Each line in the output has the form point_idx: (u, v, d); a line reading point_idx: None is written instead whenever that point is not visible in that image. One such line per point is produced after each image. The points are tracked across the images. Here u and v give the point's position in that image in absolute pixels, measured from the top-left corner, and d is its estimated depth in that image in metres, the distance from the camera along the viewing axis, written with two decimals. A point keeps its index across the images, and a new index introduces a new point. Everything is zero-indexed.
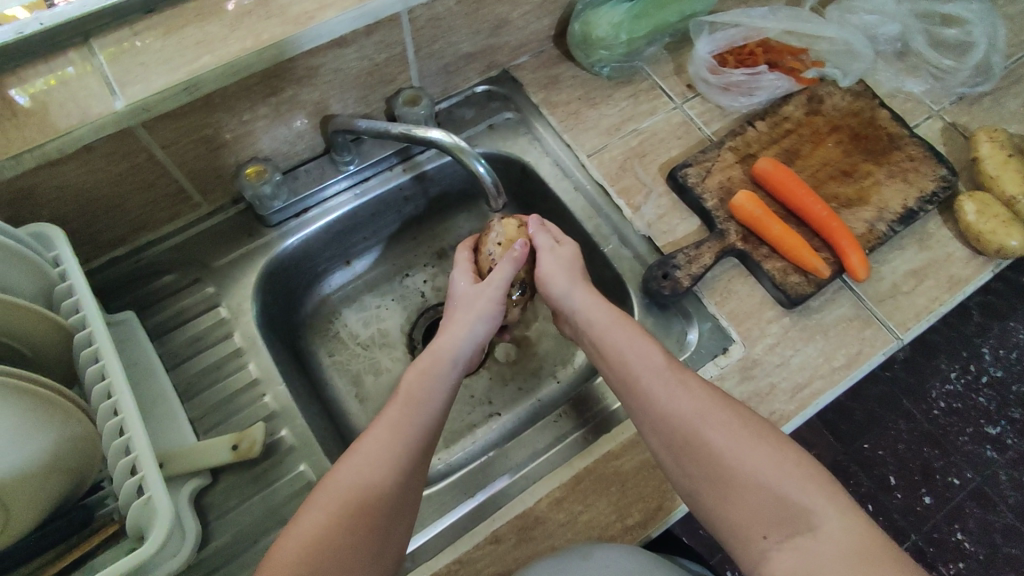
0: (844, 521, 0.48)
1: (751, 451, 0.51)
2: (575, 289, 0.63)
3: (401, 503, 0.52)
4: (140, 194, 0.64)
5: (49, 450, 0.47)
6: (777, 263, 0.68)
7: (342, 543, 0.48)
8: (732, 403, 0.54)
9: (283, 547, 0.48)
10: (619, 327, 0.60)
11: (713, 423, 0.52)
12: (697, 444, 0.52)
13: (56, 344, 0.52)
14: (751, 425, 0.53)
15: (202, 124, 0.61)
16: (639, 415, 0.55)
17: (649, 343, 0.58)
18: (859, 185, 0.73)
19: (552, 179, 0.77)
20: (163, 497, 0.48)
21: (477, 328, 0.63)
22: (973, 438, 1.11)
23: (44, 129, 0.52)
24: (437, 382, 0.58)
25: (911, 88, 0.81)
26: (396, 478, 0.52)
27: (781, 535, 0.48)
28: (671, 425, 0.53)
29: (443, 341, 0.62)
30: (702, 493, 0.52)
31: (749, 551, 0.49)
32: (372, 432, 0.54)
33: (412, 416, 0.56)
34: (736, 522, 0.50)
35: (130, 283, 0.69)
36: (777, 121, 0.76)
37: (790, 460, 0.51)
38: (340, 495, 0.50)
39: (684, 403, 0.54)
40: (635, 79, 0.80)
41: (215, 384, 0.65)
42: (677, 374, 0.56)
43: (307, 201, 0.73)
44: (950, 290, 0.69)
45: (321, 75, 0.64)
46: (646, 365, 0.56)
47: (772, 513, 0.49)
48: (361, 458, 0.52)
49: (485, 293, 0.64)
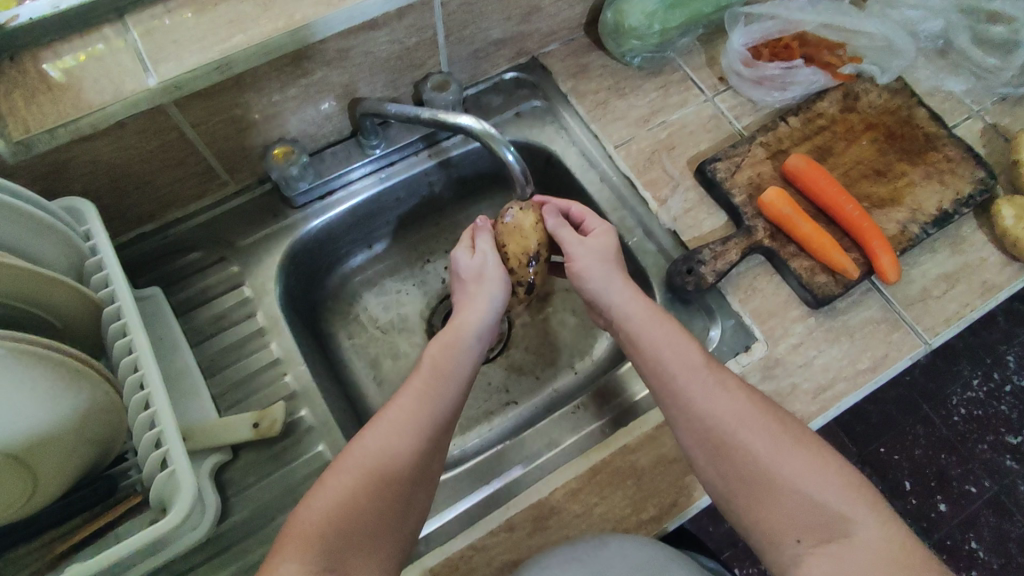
0: (881, 529, 0.48)
1: (788, 456, 0.51)
2: (615, 280, 0.60)
3: (424, 474, 0.53)
4: (170, 172, 0.64)
5: (76, 421, 0.48)
6: (804, 262, 0.67)
7: (368, 508, 0.49)
8: (771, 406, 0.54)
9: (309, 509, 0.49)
10: (657, 324, 0.57)
11: (752, 427, 0.52)
12: (733, 446, 0.52)
13: (85, 318, 0.52)
14: (789, 429, 0.52)
15: (233, 103, 0.61)
16: (674, 413, 0.54)
17: (686, 340, 0.57)
18: (893, 186, 0.71)
19: (577, 170, 0.76)
20: (186, 472, 0.49)
21: (494, 297, 0.61)
22: (992, 446, 1.09)
23: (78, 105, 0.52)
24: (463, 355, 0.58)
25: (951, 87, 0.78)
26: (423, 452, 0.53)
27: (814, 541, 0.49)
28: (707, 427, 0.52)
29: (463, 314, 0.60)
30: (735, 493, 0.51)
31: (780, 554, 0.50)
32: (397, 403, 0.55)
33: (439, 390, 0.56)
34: (769, 526, 0.50)
35: (157, 259, 0.70)
36: (811, 117, 0.75)
37: (829, 466, 0.51)
38: (364, 461, 0.51)
39: (723, 405, 0.53)
40: (666, 70, 0.79)
41: (237, 362, 0.65)
42: (715, 374, 0.54)
43: (332, 183, 0.73)
44: (982, 296, 0.67)
45: (351, 58, 0.64)
46: (683, 364, 0.55)
47: (808, 519, 0.49)
48: (387, 427, 0.53)
49: (488, 263, 0.62)
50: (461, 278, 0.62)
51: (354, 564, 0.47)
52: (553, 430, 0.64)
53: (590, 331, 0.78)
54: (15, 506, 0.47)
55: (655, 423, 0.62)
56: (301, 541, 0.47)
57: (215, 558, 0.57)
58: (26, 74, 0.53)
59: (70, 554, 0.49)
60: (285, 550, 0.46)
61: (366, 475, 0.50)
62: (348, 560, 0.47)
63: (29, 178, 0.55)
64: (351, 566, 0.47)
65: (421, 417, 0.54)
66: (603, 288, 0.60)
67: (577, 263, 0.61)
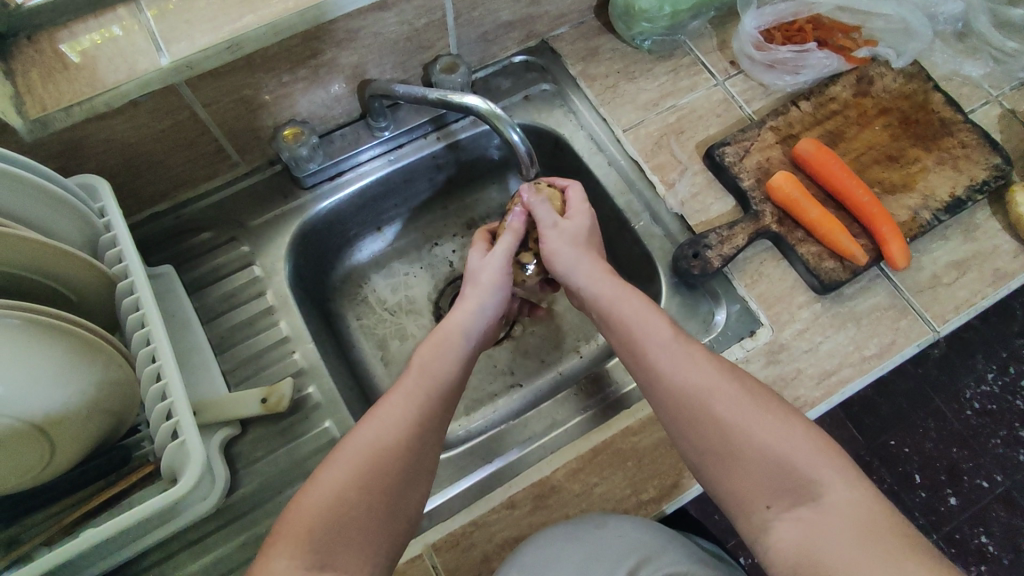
0: (852, 492, 0.47)
1: (756, 423, 0.51)
2: (582, 261, 0.62)
3: (418, 472, 0.53)
4: (182, 151, 0.65)
5: (90, 392, 0.49)
6: (812, 247, 0.67)
7: (357, 504, 0.49)
8: (739, 374, 0.54)
9: (299, 504, 0.49)
10: (626, 300, 0.59)
11: (720, 396, 0.52)
12: (704, 417, 0.52)
13: (100, 293, 0.54)
14: (758, 397, 0.52)
15: (244, 84, 0.61)
16: (649, 389, 0.55)
17: (656, 316, 0.58)
18: (905, 171, 0.70)
19: (585, 153, 0.76)
20: (196, 442, 0.50)
21: (486, 303, 0.62)
22: (1005, 441, 1.07)
23: (93, 83, 0.53)
24: (452, 355, 0.58)
25: (969, 72, 0.77)
26: (412, 448, 0.53)
27: (784, 506, 0.48)
28: (680, 400, 0.53)
29: (455, 315, 0.61)
30: (708, 465, 0.51)
31: (752, 522, 0.49)
32: (387, 403, 0.55)
33: (428, 388, 0.56)
34: (741, 494, 0.50)
35: (171, 238, 0.71)
36: (823, 102, 0.74)
37: (798, 430, 0.51)
38: (355, 454, 0.51)
39: (692, 376, 0.53)
40: (676, 54, 0.79)
41: (247, 340, 0.67)
42: (685, 347, 0.55)
43: (342, 165, 0.74)
44: (993, 284, 0.66)
45: (360, 39, 0.64)
46: (653, 338, 0.56)
47: (777, 485, 0.49)
48: (377, 426, 0.53)
49: (490, 266, 0.63)
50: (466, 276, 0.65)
51: (344, 557, 0.47)
52: (555, 411, 0.65)
53: None
54: (32, 471, 0.49)
55: None
56: (294, 536, 0.47)
57: (223, 528, 0.58)
58: (43, 53, 0.54)
59: (84, 520, 0.51)
60: (278, 544, 0.47)
61: (355, 459, 0.51)
62: (338, 554, 0.47)
63: (45, 156, 0.57)
64: (342, 561, 0.47)
65: (412, 416, 0.54)
66: (573, 269, 0.62)
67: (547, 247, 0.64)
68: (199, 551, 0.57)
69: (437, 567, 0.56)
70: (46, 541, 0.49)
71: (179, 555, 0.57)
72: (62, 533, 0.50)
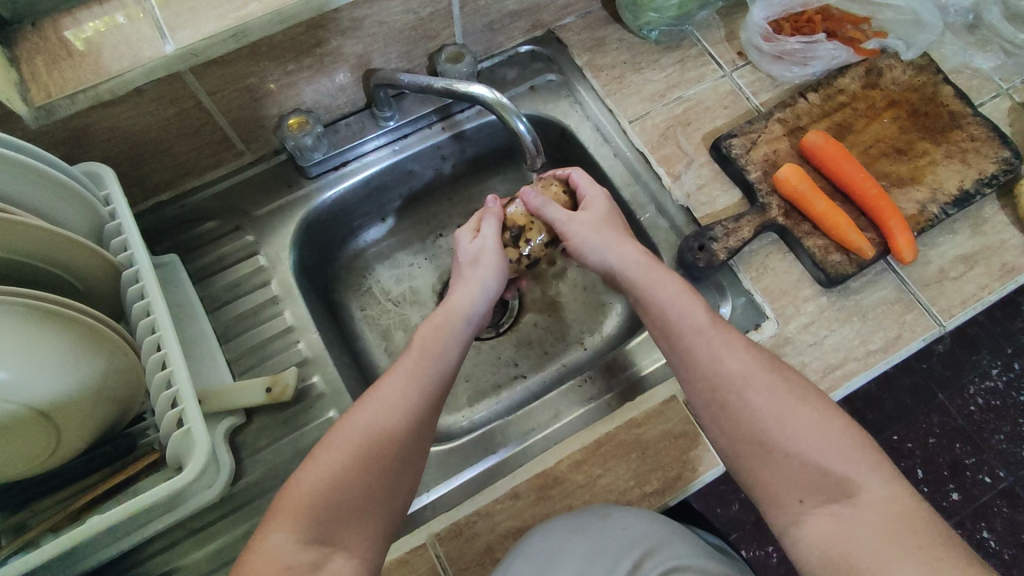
0: (885, 490, 0.48)
1: (789, 416, 0.51)
2: (615, 242, 0.61)
3: (415, 454, 0.53)
4: (186, 140, 0.65)
5: (95, 380, 0.49)
6: (818, 240, 0.66)
7: (355, 481, 0.50)
8: (780, 366, 0.54)
9: (300, 478, 0.50)
10: (663, 283, 0.58)
11: (756, 385, 0.52)
12: (735, 405, 0.52)
13: (104, 281, 0.54)
14: (797, 390, 0.52)
15: (249, 72, 0.61)
16: (680, 372, 0.55)
17: (693, 301, 0.57)
18: (914, 164, 0.70)
19: (591, 144, 0.76)
20: (202, 431, 0.50)
21: (488, 282, 0.61)
22: (1009, 437, 1.07)
23: (97, 71, 0.53)
24: (452, 337, 0.58)
25: (979, 64, 0.76)
26: (410, 430, 0.53)
27: (816, 501, 0.49)
28: (712, 386, 0.53)
29: (455, 297, 0.60)
30: (739, 453, 0.52)
31: (783, 515, 0.50)
32: (386, 383, 0.55)
33: (427, 371, 0.55)
34: (774, 486, 0.50)
35: (176, 227, 0.71)
36: (831, 94, 0.73)
37: (837, 426, 0.51)
38: (356, 434, 0.51)
39: (728, 364, 0.53)
40: (683, 45, 0.78)
41: (252, 329, 0.67)
42: (722, 334, 0.55)
43: (346, 155, 0.74)
44: (1001, 278, 0.66)
45: (365, 28, 0.63)
46: (688, 323, 0.56)
47: (811, 480, 0.49)
48: (376, 407, 0.53)
49: (487, 247, 0.62)
50: (461, 263, 0.63)
51: (344, 535, 0.49)
52: (559, 402, 0.64)
53: (600, 307, 0.78)
54: (39, 458, 0.49)
55: (663, 398, 0.62)
56: (294, 511, 0.48)
57: (228, 516, 0.58)
58: (48, 41, 0.54)
59: (91, 507, 0.51)
60: (276, 517, 0.48)
61: (358, 438, 0.51)
62: (338, 532, 0.48)
63: (51, 143, 0.56)
64: (343, 538, 0.49)
65: (410, 399, 0.54)
66: (601, 250, 0.61)
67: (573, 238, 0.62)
68: (204, 539, 0.58)
69: (441, 557, 0.56)
70: (53, 527, 0.49)
71: (184, 543, 0.58)
72: (68, 520, 0.50)
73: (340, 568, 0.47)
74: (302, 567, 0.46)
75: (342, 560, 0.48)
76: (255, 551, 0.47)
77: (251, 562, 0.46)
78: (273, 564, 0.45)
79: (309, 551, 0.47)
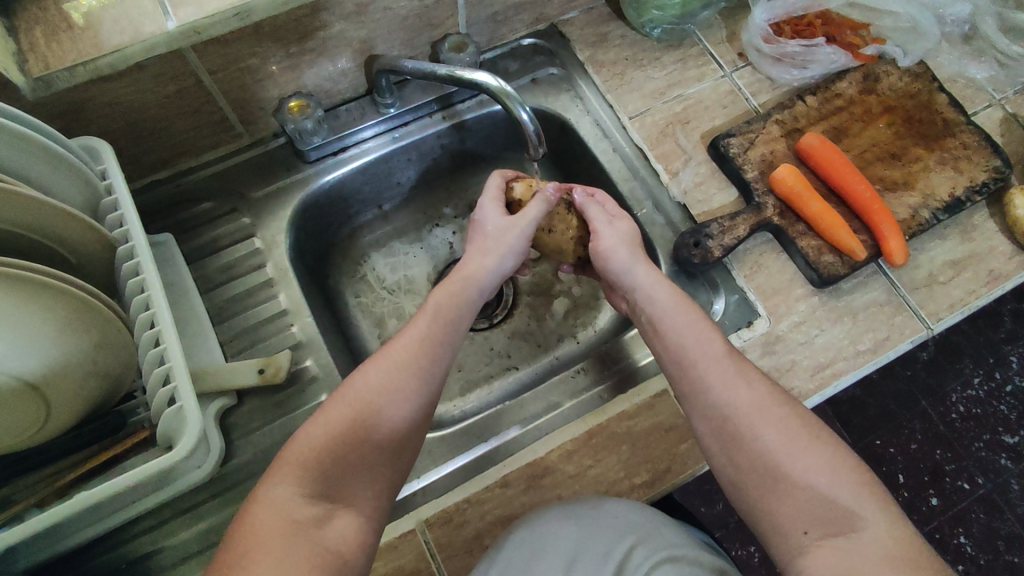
0: (890, 528, 0.48)
1: (801, 450, 0.52)
2: (636, 265, 0.62)
3: (426, 411, 0.55)
4: (185, 118, 0.65)
5: (86, 354, 0.49)
6: (812, 241, 0.67)
7: (365, 437, 0.51)
8: (791, 401, 0.55)
9: (306, 435, 0.50)
10: (681, 310, 0.59)
11: (768, 418, 0.53)
12: (747, 435, 0.53)
13: (99, 256, 0.53)
14: (809, 425, 0.53)
15: (250, 52, 0.61)
16: (690, 400, 0.56)
17: (709, 331, 0.58)
18: (907, 170, 0.71)
19: (591, 139, 0.76)
20: (194, 410, 0.50)
21: (505, 259, 0.62)
22: (988, 445, 1.09)
23: (98, 45, 0.52)
24: (467, 302, 0.60)
25: (973, 74, 0.77)
26: (424, 391, 0.54)
27: (821, 534, 0.49)
28: (726, 416, 0.54)
29: (471, 267, 0.61)
30: (746, 482, 0.52)
31: (786, 545, 0.50)
32: (401, 340, 0.56)
33: (443, 333, 0.57)
34: (780, 518, 0.50)
35: (171, 207, 0.71)
36: (829, 97, 0.74)
37: (845, 464, 0.51)
38: (368, 390, 0.52)
39: (740, 396, 0.54)
40: (685, 44, 0.79)
41: (245, 311, 0.66)
42: (738, 366, 0.55)
43: (345, 140, 0.73)
44: (987, 285, 0.67)
45: (369, 13, 0.63)
46: (705, 352, 0.56)
47: (817, 512, 0.50)
48: (390, 363, 0.54)
49: (518, 227, 0.63)
50: (483, 231, 0.64)
51: (352, 491, 0.49)
52: (551, 393, 0.65)
53: (593, 302, 0.79)
54: (27, 432, 0.48)
55: (654, 392, 0.62)
56: (299, 464, 0.49)
57: (217, 497, 0.58)
58: (48, 13, 0.53)
59: (76, 484, 0.50)
60: (280, 471, 0.49)
61: (370, 395, 0.52)
62: (346, 488, 0.49)
63: (47, 116, 0.56)
64: (348, 493, 0.49)
65: (425, 359, 0.55)
66: (629, 275, 0.62)
67: (601, 248, 0.63)
68: (192, 519, 0.58)
69: (430, 544, 0.57)
70: (38, 503, 0.48)
71: (171, 523, 0.57)
72: (54, 497, 0.49)
73: (346, 526, 0.48)
74: (307, 521, 0.46)
75: (347, 517, 0.48)
76: (258, 502, 0.47)
77: (255, 509, 0.46)
78: (278, 517, 0.46)
79: (315, 505, 0.47)
